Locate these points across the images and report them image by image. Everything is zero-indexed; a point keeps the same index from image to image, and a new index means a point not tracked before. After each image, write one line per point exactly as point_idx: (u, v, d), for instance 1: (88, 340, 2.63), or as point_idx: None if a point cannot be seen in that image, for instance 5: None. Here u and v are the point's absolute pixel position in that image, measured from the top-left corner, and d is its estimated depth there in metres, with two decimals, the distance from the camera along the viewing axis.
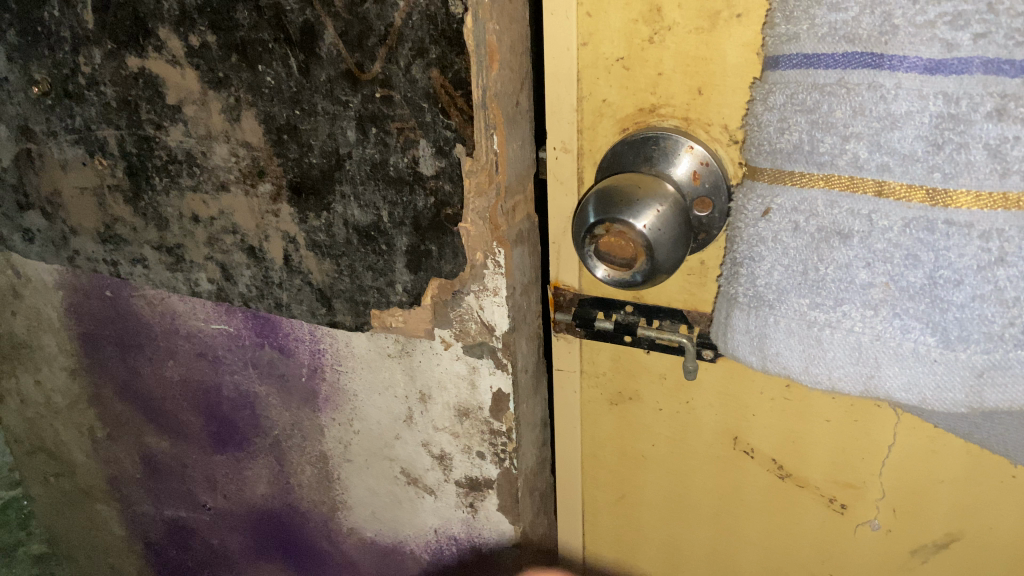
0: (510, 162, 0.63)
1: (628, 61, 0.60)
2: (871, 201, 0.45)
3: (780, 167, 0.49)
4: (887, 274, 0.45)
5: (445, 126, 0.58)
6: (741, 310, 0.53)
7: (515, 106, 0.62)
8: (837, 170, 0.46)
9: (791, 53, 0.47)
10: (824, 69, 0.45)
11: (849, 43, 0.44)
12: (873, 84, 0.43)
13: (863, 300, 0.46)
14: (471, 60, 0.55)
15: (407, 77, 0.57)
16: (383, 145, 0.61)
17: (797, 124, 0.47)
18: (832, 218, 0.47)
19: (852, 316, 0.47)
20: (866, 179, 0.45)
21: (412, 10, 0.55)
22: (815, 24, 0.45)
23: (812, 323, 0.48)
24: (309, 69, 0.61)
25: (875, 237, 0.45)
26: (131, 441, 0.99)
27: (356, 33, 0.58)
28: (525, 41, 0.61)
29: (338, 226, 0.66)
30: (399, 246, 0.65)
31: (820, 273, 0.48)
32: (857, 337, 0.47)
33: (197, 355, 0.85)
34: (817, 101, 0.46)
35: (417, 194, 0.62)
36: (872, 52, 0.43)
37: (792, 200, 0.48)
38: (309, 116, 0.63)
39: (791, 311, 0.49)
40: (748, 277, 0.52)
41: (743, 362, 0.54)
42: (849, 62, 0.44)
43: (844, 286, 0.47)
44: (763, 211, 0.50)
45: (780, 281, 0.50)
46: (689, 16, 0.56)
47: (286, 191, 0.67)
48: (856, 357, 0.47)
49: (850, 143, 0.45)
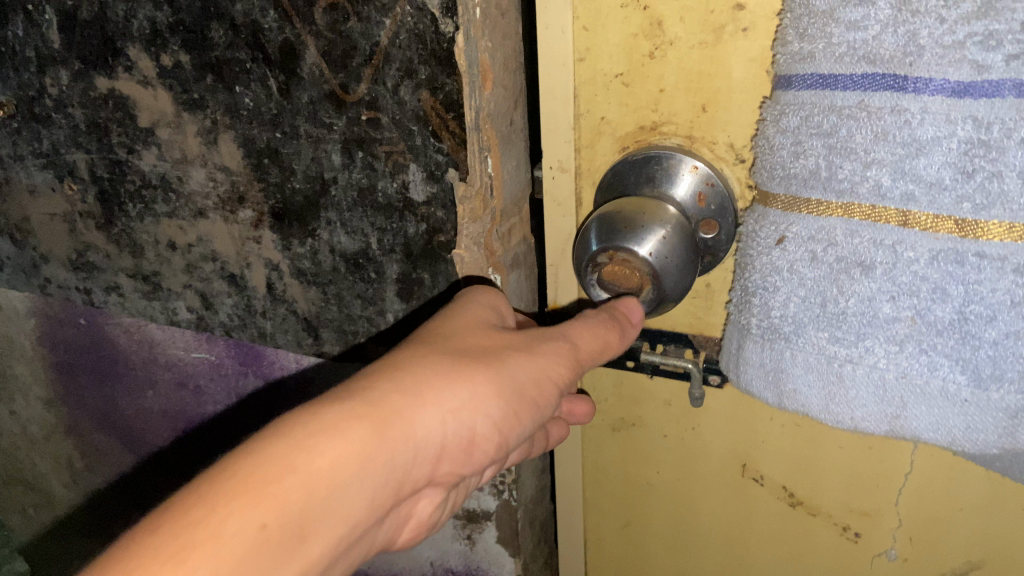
0: (505, 183, 0.59)
1: (627, 77, 0.56)
2: (895, 231, 0.42)
3: (796, 194, 0.46)
4: (913, 308, 0.42)
5: (436, 149, 0.55)
6: (754, 342, 0.50)
7: (509, 125, 0.59)
8: (857, 198, 0.43)
9: (807, 72, 0.44)
10: (842, 91, 0.43)
11: (869, 63, 0.41)
12: (896, 107, 0.41)
13: (886, 336, 0.43)
14: (463, 80, 0.52)
15: (395, 99, 0.54)
16: (370, 169, 0.58)
17: (814, 147, 0.44)
18: (852, 249, 0.44)
19: (875, 352, 0.44)
20: (889, 208, 0.42)
21: (400, 28, 0.51)
22: (833, 42, 0.42)
23: (831, 359, 0.46)
24: (290, 90, 0.57)
25: (900, 269, 0.42)
26: (111, 473, 0.95)
27: (339, 52, 0.54)
28: (519, 56, 0.58)
29: (324, 254, 0.63)
30: (390, 274, 0.61)
31: (839, 306, 0.45)
32: (881, 374, 0.44)
33: (179, 385, 0.82)
34: (835, 124, 0.43)
35: (408, 220, 0.59)
36: (895, 74, 0.40)
37: (809, 227, 0.46)
38: (290, 140, 0.59)
39: (809, 345, 0.47)
40: (762, 308, 0.49)
41: (756, 397, 0.51)
42: (869, 84, 0.41)
43: (866, 321, 0.44)
44: (777, 238, 0.48)
45: (797, 313, 0.47)
46: (692, 30, 0.52)
47: (268, 217, 0.64)
48: (879, 396, 0.45)
49: (872, 170, 0.42)
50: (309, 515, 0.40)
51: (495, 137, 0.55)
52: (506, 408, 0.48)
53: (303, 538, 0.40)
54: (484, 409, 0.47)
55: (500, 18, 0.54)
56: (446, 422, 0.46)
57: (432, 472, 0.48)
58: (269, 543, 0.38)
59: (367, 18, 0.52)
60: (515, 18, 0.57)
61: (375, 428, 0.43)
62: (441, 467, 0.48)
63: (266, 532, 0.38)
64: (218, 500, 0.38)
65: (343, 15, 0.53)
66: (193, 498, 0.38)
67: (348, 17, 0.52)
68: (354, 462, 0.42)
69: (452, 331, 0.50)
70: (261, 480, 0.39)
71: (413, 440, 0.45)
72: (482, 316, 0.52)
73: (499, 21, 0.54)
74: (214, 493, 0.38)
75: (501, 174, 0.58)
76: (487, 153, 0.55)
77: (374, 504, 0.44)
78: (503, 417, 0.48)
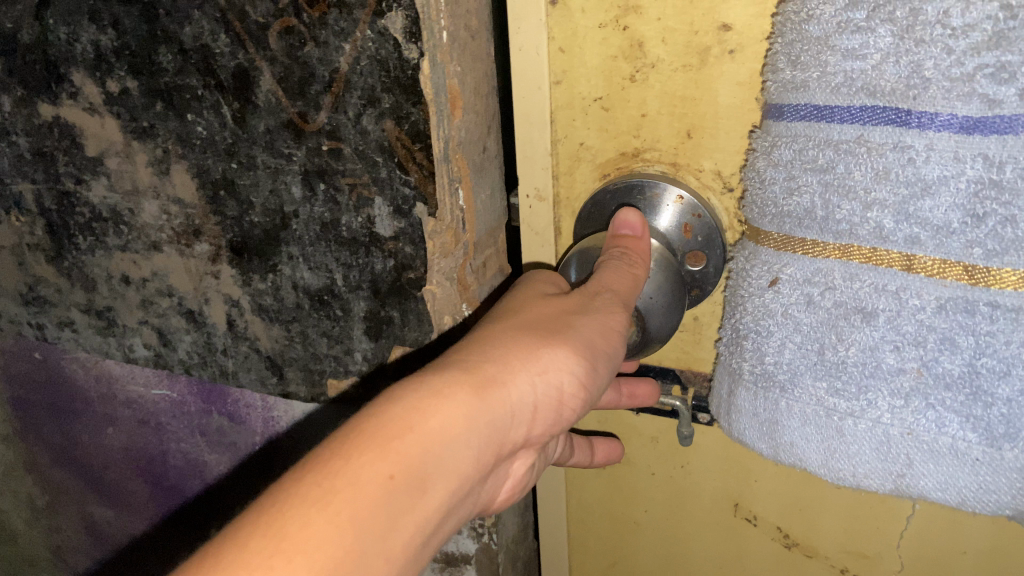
0: (479, 215, 0.56)
1: (607, 101, 0.52)
2: (899, 276, 0.38)
3: (790, 233, 0.42)
4: (919, 359, 0.39)
5: (403, 182, 0.51)
6: (747, 388, 0.47)
7: (481, 152, 0.55)
8: (857, 240, 0.39)
9: (800, 102, 0.40)
10: (839, 123, 0.38)
11: (868, 95, 0.37)
12: (899, 144, 0.36)
13: (890, 389, 0.40)
14: (430, 109, 0.48)
15: (357, 128, 0.50)
16: (332, 202, 0.54)
17: (809, 184, 0.40)
18: (851, 295, 0.40)
19: (879, 406, 0.40)
20: (891, 251, 0.38)
21: (360, 54, 0.48)
22: (827, 72, 0.38)
23: (830, 411, 0.42)
24: (245, 119, 0.53)
25: (905, 318, 0.38)
26: (74, 510, 0.91)
27: (296, 79, 0.50)
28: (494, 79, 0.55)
29: (287, 290, 0.59)
30: (357, 312, 0.57)
31: (839, 356, 0.41)
32: (885, 429, 0.40)
33: (139, 422, 0.78)
34: (831, 160, 0.39)
35: (374, 256, 0.55)
36: (897, 107, 0.36)
37: (804, 270, 0.42)
38: (247, 170, 0.55)
39: (806, 395, 0.43)
40: (754, 353, 0.46)
41: (750, 447, 0.48)
42: (869, 116, 0.37)
43: (868, 372, 0.40)
44: (769, 280, 0.44)
45: (792, 360, 0.43)
46: (676, 53, 0.48)
47: (226, 251, 0.59)
48: (883, 453, 0.41)
49: (873, 211, 0.38)
50: (430, 472, 0.38)
51: (468, 168, 0.52)
52: (596, 364, 0.46)
53: (421, 491, 0.38)
54: (576, 368, 0.45)
55: (470, 40, 0.50)
56: (542, 384, 0.44)
57: (528, 434, 0.46)
58: (395, 495, 0.36)
59: (324, 43, 0.48)
60: (486, 39, 0.53)
61: (474, 390, 0.41)
62: (535, 428, 0.46)
63: (392, 485, 0.36)
64: (343, 454, 0.36)
65: (299, 40, 0.49)
66: (321, 454, 0.36)
67: (305, 42, 0.49)
68: (461, 423, 0.39)
69: (519, 302, 0.47)
70: (383, 436, 0.37)
71: (507, 400, 0.42)
72: (544, 288, 0.49)
73: (468, 44, 0.50)
74: (343, 449, 0.36)
75: (476, 206, 0.54)
76: (458, 185, 0.51)
77: (481, 464, 0.42)
78: (587, 371, 0.45)
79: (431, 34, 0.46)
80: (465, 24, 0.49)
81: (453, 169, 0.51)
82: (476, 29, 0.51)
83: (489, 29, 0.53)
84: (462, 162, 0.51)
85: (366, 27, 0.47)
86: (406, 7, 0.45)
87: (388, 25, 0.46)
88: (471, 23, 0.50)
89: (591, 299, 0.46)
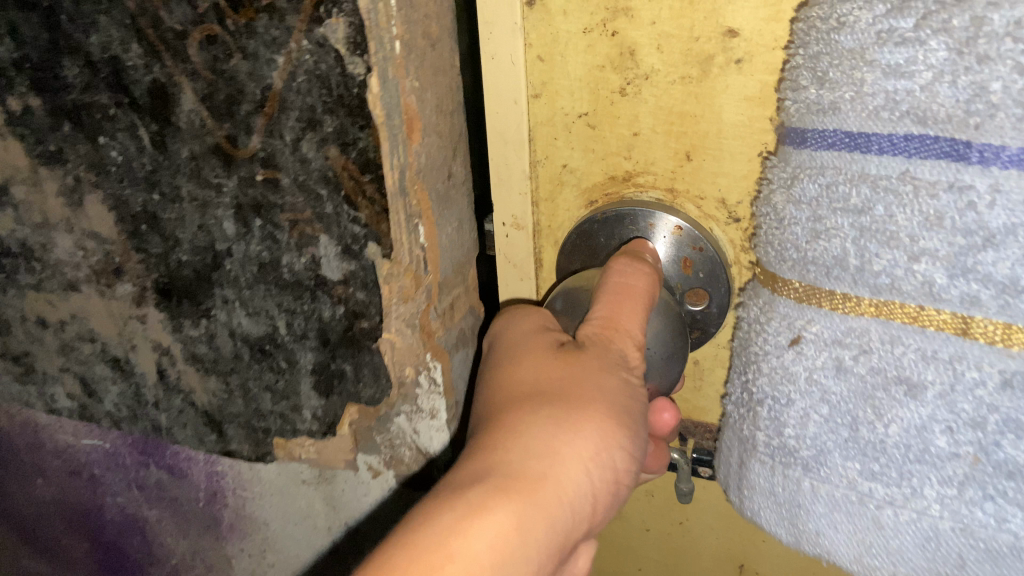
0: (443, 253, 0.48)
1: (592, 117, 0.44)
2: (952, 342, 0.30)
3: (814, 283, 0.34)
4: (974, 444, 0.31)
5: (352, 220, 0.43)
6: (761, 461, 0.39)
7: (447, 179, 0.48)
8: (899, 296, 0.31)
9: (826, 128, 0.32)
10: (876, 155, 0.30)
11: (916, 122, 0.29)
12: (957, 183, 0.28)
13: (938, 476, 0.32)
14: (381, 134, 0.41)
15: (296, 156, 0.42)
16: (269, 241, 0.46)
17: (840, 228, 0.32)
18: (892, 362, 0.32)
19: (926, 495, 0.33)
20: (943, 312, 0.30)
21: (296, 69, 0.40)
22: (864, 92, 0.30)
23: (864, 498, 0.35)
24: (165, 143, 0.45)
25: (958, 393, 0.31)
26: (8, 564, 0.83)
27: (223, 97, 0.42)
28: (458, 92, 0.48)
29: (223, 338, 0.51)
30: (303, 364, 0.49)
31: (876, 434, 0.33)
32: (934, 522, 0.33)
33: (71, 473, 0.69)
34: (867, 199, 0.31)
35: (321, 302, 0.46)
36: (954, 138, 0.28)
37: (833, 329, 0.34)
38: (170, 202, 0.47)
39: (835, 476, 0.35)
40: (771, 423, 0.38)
41: (766, 529, 0.40)
42: (915, 148, 0.29)
43: (910, 455, 0.33)
44: (791, 338, 0.36)
45: (817, 436, 0.36)
46: (671, 62, 0.41)
47: (152, 292, 0.51)
48: (929, 549, 0.33)
49: (921, 264, 0.30)
50: None
51: (429, 200, 0.45)
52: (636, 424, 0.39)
53: None
54: (623, 437, 0.38)
55: (424, 50, 0.43)
56: (596, 467, 0.37)
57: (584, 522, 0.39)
58: None
59: (254, 55, 0.40)
60: (446, 48, 0.46)
61: (521, 494, 0.34)
62: (598, 518, 0.38)
63: None
64: None
65: (224, 51, 0.41)
66: None
67: (230, 53, 0.41)
68: (512, 536, 0.33)
69: (532, 370, 0.40)
70: (423, 574, 0.30)
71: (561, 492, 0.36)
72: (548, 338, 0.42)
73: (421, 53, 0.43)
74: None
75: (441, 243, 0.47)
76: (417, 222, 0.44)
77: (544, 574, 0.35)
78: (634, 436, 0.39)
79: (380, 45, 0.39)
80: (419, 30, 0.42)
81: (410, 204, 0.43)
82: (433, 36, 0.44)
83: (449, 37, 0.46)
84: (422, 194, 0.43)
85: (302, 36, 0.39)
86: (348, 12, 0.38)
87: (327, 34, 0.38)
88: (427, 28, 0.43)
89: (608, 348, 0.40)
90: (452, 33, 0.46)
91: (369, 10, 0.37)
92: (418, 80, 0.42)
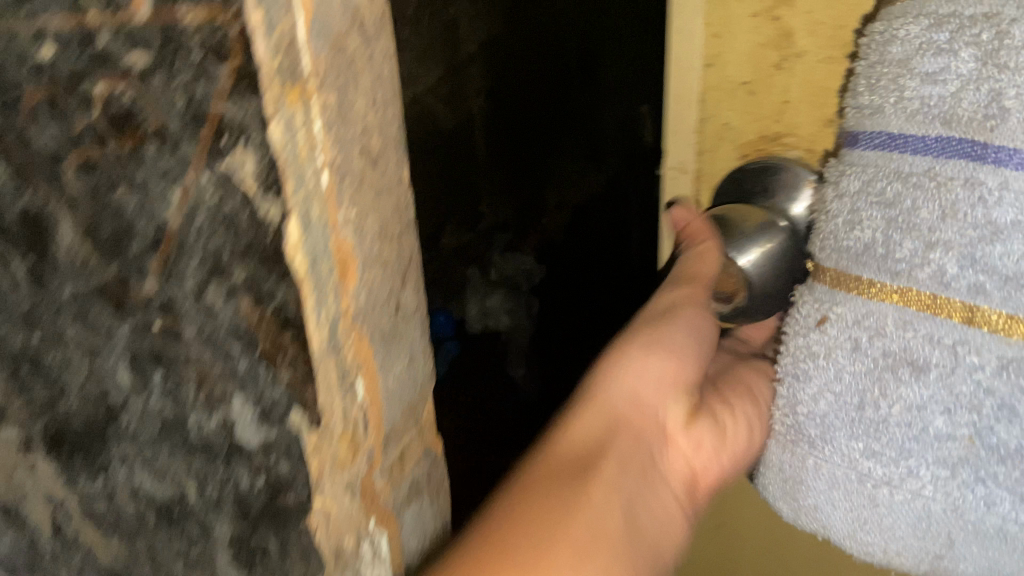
0: (389, 400, 0.40)
1: (753, 85, 0.61)
2: (958, 326, 0.41)
3: (846, 268, 0.46)
4: (971, 426, 0.42)
5: (273, 381, 0.35)
6: (776, 444, 0.52)
7: (393, 314, 0.40)
8: (915, 286, 0.42)
9: (874, 133, 0.45)
10: (913, 154, 0.43)
11: (943, 126, 0.41)
12: (970, 180, 0.40)
13: (933, 457, 0.43)
14: (303, 287, 0.33)
15: (199, 304, 0.34)
16: (171, 397, 0.37)
17: (871, 218, 0.44)
18: (901, 345, 0.43)
19: (919, 473, 0.44)
20: (951, 298, 0.41)
21: (196, 207, 0.32)
22: (903, 96, 0.43)
23: (862, 476, 0.47)
24: (40, 275, 0.36)
25: (954, 369, 0.42)
26: None
27: (108, 234, 0.34)
28: (408, 205, 0.40)
29: (123, 499, 0.40)
30: (220, 539, 0.39)
31: (880, 412, 0.45)
32: (926, 504, 0.45)
33: None
34: (899, 194, 0.43)
35: (238, 469, 0.37)
36: (974, 139, 0.40)
37: (855, 312, 0.45)
38: (54, 343, 0.38)
39: (836, 453, 0.47)
40: (788, 401, 0.50)
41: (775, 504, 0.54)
42: (942, 149, 0.41)
43: (909, 433, 0.44)
44: (818, 318, 0.47)
45: (833, 419, 0.47)
46: (824, 44, 0.56)
47: (37, 442, 0.40)
48: (918, 516, 0.45)
49: (935, 251, 0.42)
50: None
51: (368, 343, 0.38)
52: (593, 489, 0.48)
53: None
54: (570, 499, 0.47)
55: (363, 169, 0.36)
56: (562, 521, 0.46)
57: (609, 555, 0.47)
58: None
59: (142, 187, 0.32)
60: (392, 158, 0.38)
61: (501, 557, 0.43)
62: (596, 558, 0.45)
63: None
64: None
65: (105, 180, 0.33)
66: None
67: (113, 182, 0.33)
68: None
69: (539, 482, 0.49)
70: None
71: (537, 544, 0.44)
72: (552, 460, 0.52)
73: (358, 174, 0.35)
74: None
75: (382, 388, 0.40)
76: (349, 373, 0.37)
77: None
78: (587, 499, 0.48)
79: (300, 180, 0.31)
80: (355, 148, 0.35)
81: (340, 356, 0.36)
82: (374, 149, 0.36)
83: (396, 144, 0.38)
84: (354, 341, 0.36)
85: (202, 168, 0.31)
86: (257, 143, 0.30)
87: (232, 168, 0.31)
88: (366, 142, 0.36)
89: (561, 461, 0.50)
90: (399, 139, 0.39)
91: (285, 144, 0.30)
92: (353, 207, 0.35)
